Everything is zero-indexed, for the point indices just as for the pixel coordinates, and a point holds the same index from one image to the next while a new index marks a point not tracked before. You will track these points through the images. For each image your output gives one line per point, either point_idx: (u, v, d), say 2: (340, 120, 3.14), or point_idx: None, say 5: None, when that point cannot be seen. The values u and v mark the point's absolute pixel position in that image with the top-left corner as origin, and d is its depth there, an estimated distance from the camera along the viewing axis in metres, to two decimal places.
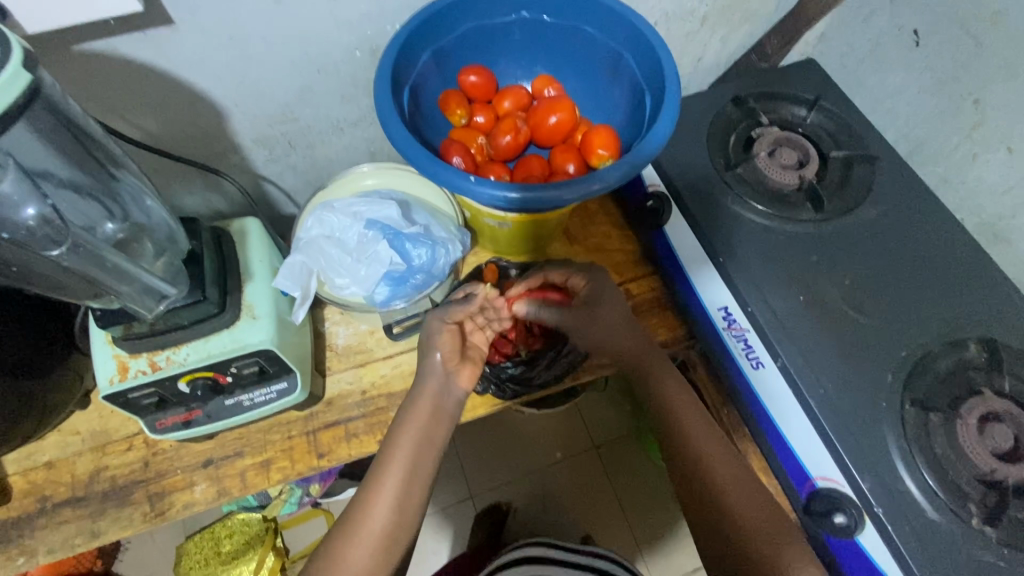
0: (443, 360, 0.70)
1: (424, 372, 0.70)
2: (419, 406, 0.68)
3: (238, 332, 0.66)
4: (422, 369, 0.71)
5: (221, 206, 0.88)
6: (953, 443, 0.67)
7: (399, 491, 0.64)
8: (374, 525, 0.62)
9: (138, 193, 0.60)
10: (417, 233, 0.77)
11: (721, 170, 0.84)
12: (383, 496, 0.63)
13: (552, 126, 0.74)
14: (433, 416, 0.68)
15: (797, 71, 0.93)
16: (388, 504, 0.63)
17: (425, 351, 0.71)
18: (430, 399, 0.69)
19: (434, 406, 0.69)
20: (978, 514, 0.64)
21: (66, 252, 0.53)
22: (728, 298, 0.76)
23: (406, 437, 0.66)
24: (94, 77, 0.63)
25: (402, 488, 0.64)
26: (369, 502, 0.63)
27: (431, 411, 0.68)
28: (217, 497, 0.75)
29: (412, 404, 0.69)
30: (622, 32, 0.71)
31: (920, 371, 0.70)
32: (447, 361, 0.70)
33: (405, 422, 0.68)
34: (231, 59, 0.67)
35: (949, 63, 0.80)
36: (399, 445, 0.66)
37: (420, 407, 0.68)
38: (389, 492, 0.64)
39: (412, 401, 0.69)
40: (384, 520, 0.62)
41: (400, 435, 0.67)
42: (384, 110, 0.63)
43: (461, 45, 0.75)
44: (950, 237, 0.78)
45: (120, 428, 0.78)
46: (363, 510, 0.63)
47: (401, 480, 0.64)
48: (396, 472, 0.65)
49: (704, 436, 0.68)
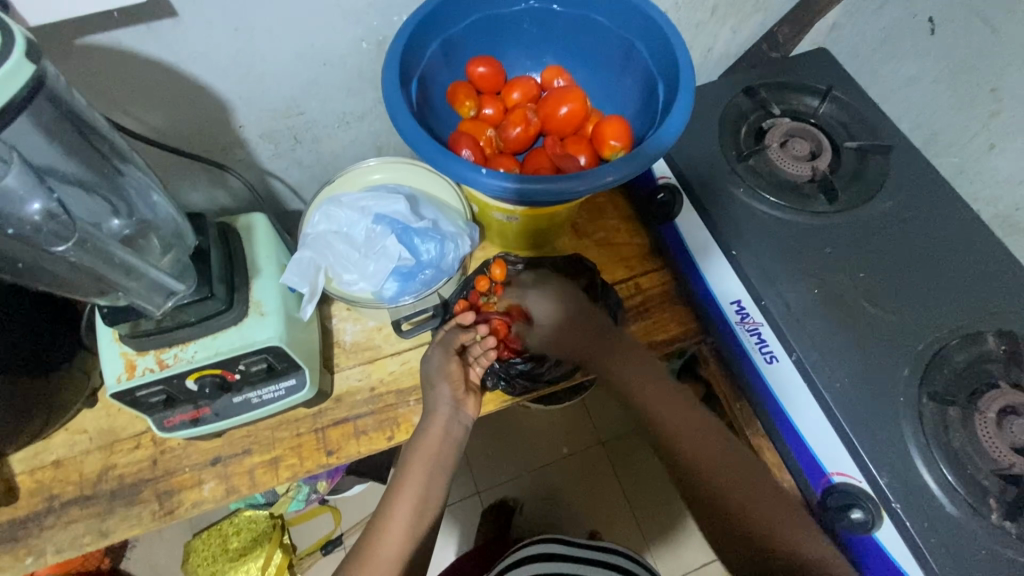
0: (448, 388, 0.73)
1: (433, 401, 0.73)
2: (430, 432, 0.71)
3: (246, 329, 0.65)
4: (429, 397, 0.74)
5: (226, 202, 0.87)
6: (972, 438, 0.66)
7: (414, 514, 0.66)
8: (389, 550, 0.63)
9: (144, 188, 0.59)
10: (425, 228, 0.76)
11: (733, 161, 0.83)
12: (398, 521, 0.65)
13: (562, 118, 0.73)
14: (444, 442, 0.71)
15: (809, 61, 0.91)
16: (404, 527, 0.65)
17: (432, 381, 0.73)
18: (441, 427, 0.72)
19: (446, 432, 0.72)
20: (997, 510, 0.63)
21: (73, 248, 0.52)
22: (741, 291, 0.75)
23: (419, 462, 0.69)
24: (97, 71, 0.62)
25: (416, 512, 0.66)
26: (383, 527, 0.65)
27: (438, 437, 0.71)
28: (226, 495, 0.74)
29: (423, 431, 0.72)
30: (634, 20, 0.70)
31: (938, 364, 0.69)
32: (452, 390, 0.73)
33: (418, 447, 0.70)
34: (236, 52, 0.66)
35: (965, 50, 0.79)
36: (413, 470, 0.69)
37: (431, 432, 0.71)
38: (404, 515, 0.66)
39: (423, 428, 0.72)
40: (400, 543, 0.64)
41: (413, 460, 0.69)
42: (393, 102, 0.62)
43: (469, 36, 0.73)
44: (966, 229, 0.77)
45: (128, 426, 0.77)
46: (378, 533, 0.64)
47: (415, 503, 0.67)
48: (410, 497, 0.67)
49: (684, 424, 0.69)
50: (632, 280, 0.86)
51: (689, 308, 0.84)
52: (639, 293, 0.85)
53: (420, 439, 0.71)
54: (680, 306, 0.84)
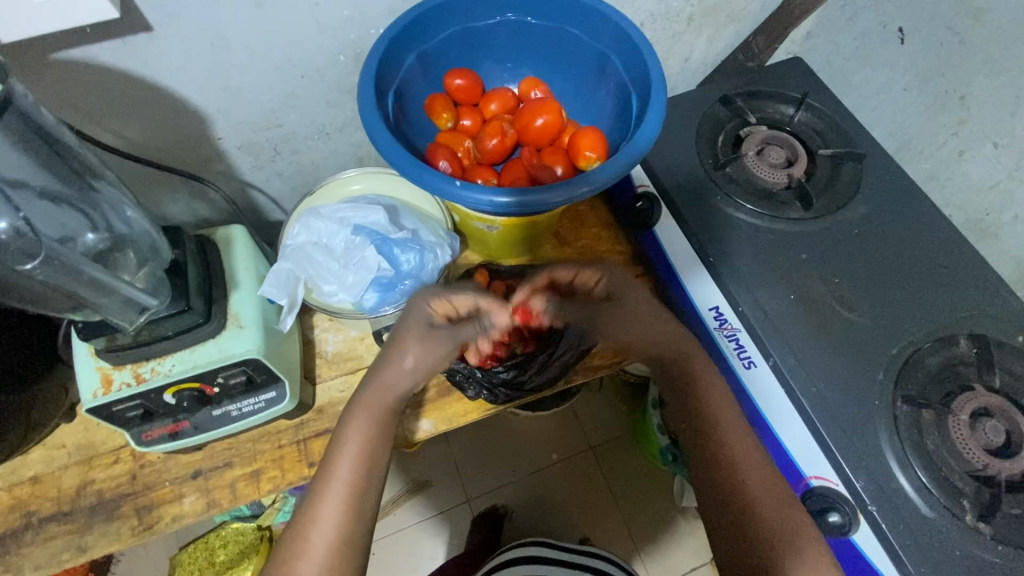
0: (419, 362, 0.68)
1: (387, 367, 0.66)
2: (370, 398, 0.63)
3: (225, 341, 0.65)
4: (380, 365, 0.67)
5: (207, 213, 0.87)
6: (945, 439, 0.67)
7: (352, 489, 0.58)
8: (323, 538, 0.55)
9: (117, 203, 0.59)
10: (405, 238, 0.76)
11: (710, 169, 0.84)
12: (332, 500, 0.57)
13: (539, 129, 0.73)
14: (385, 408, 0.64)
15: (784, 70, 0.93)
16: (340, 507, 0.56)
17: (409, 346, 0.67)
18: (385, 392, 0.65)
19: (390, 398, 0.65)
20: (971, 510, 0.64)
21: (41, 266, 0.51)
22: (719, 298, 0.76)
23: (357, 430, 0.61)
24: (72, 85, 0.62)
25: (355, 488, 0.58)
26: (316, 508, 0.56)
27: (382, 399, 0.64)
28: (206, 509, 0.74)
29: (365, 398, 0.64)
30: (608, 33, 0.71)
31: (911, 367, 0.70)
32: (428, 376, 0.69)
33: (356, 414, 0.62)
34: (212, 65, 0.66)
35: (933, 59, 0.81)
36: (350, 440, 0.60)
37: (373, 398, 0.64)
38: (339, 492, 0.57)
39: (364, 395, 0.65)
40: (336, 524, 0.55)
41: (351, 431, 0.61)
42: (367, 116, 0.62)
43: (445, 48, 0.74)
44: (939, 233, 0.78)
45: (106, 440, 0.76)
46: (309, 516, 0.56)
47: (354, 477, 0.58)
48: (346, 472, 0.58)
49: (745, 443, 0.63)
50: None
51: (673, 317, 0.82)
52: None
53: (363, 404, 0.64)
54: None
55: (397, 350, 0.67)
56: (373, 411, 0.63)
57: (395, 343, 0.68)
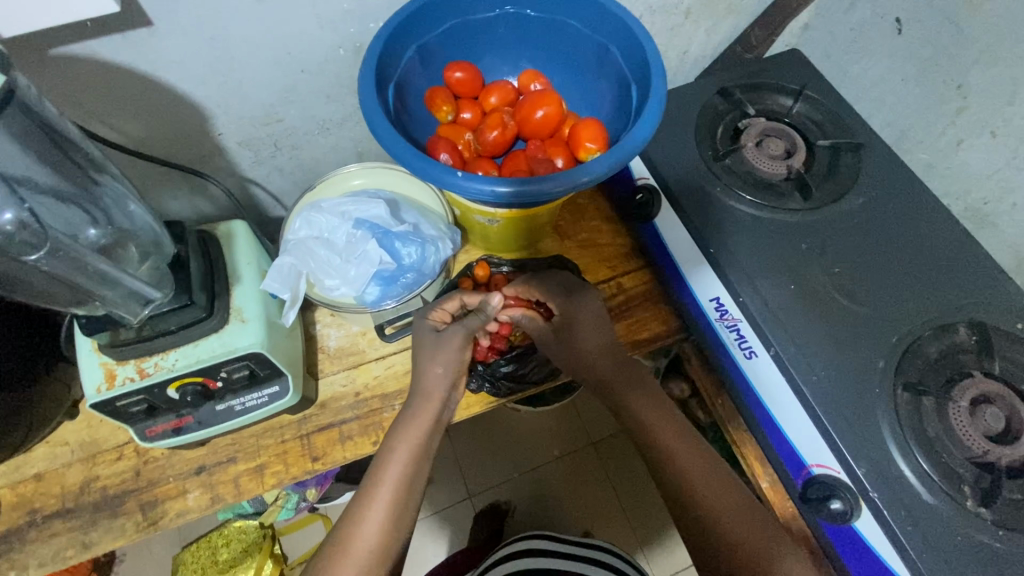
0: (450, 372, 0.72)
1: (427, 382, 0.71)
2: (419, 415, 0.68)
3: (228, 336, 0.65)
4: (421, 380, 0.72)
5: (208, 210, 0.87)
6: (946, 426, 0.68)
7: (397, 502, 0.62)
8: (366, 540, 0.60)
9: (121, 198, 0.59)
10: (406, 232, 0.76)
11: (710, 161, 0.84)
12: (376, 509, 0.62)
13: (539, 121, 0.74)
14: (433, 426, 0.68)
15: (782, 62, 0.93)
16: (385, 518, 0.61)
17: (436, 360, 0.71)
18: (431, 410, 0.69)
19: (434, 418, 0.69)
20: (972, 497, 0.64)
21: (45, 256, 0.51)
22: (719, 289, 0.76)
23: (404, 448, 0.66)
24: (72, 81, 0.62)
25: (399, 500, 0.63)
26: (363, 515, 0.61)
27: (429, 415, 0.69)
28: (211, 504, 0.74)
29: (412, 415, 0.69)
30: (607, 25, 0.71)
31: (911, 355, 0.71)
32: (455, 375, 0.72)
33: (404, 431, 0.67)
34: (213, 60, 0.66)
35: (931, 49, 0.81)
36: (398, 456, 0.65)
37: (421, 416, 0.69)
38: (383, 504, 0.62)
39: (411, 411, 0.69)
40: (381, 531, 0.61)
41: (399, 449, 0.66)
42: (369, 108, 0.62)
43: (445, 42, 0.74)
44: (937, 222, 0.79)
45: (110, 437, 0.77)
46: (356, 524, 0.61)
47: (399, 490, 0.63)
48: (390, 487, 0.63)
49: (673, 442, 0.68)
50: (614, 280, 0.87)
51: (670, 307, 0.85)
52: (621, 292, 0.86)
53: (410, 420, 0.69)
54: (660, 306, 0.85)
55: (428, 363, 0.72)
56: (418, 427, 0.68)
57: (424, 352, 0.73)
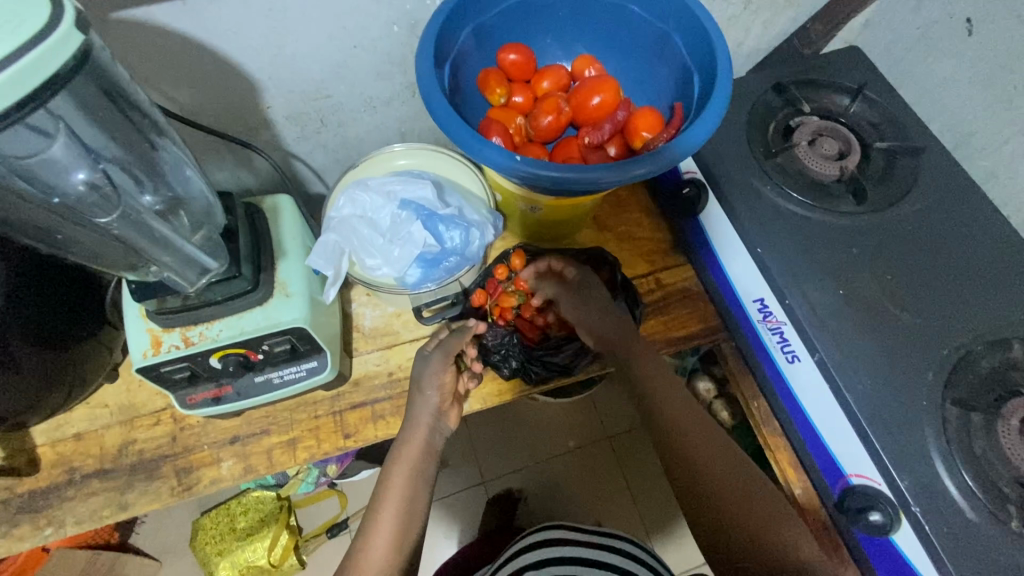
0: (435, 400, 0.71)
1: (415, 411, 0.71)
2: (408, 441, 0.68)
3: (271, 309, 0.65)
4: (409, 409, 0.72)
5: (250, 182, 0.88)
6: (994, 444, 0.66)
7: (399, 524, 0.63)
8: (375, 563, 0.60)
9: (178, 163, 0.58)
10: (451, 216, 0.76)
11: (761, 158, 0.82)
12: (379, 538, 0.62)
13: (594, 108, 0.73)
14: (424, 453, 0.68)
15: (841, 59, 0.90)
16: (387, 542, 0.62)
17: (422, 387, 0.71)
18: (422, 436, 0.69)
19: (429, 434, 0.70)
20: (1017, 517, 0.62)
21: (116, 220, 0.52)
22: (765, 290, 0.75)
23: (401, 472, 0.67)
24: (130, 46, 0.62)
25: (401, 522, 0.63)
26: (365, 544, 0.62)
27: (418, 442, 0.69)
28: (244, 474, 0.75)
29: (401, 442, 0.69)
30: (672, 11, 0.69)
31: (962, 369, 0.69)
32: (439, 401, 0.72)
33: (398, 458, 0.68)
34: (269, 30, 0.65)
35: (1005, 52, 0.77)
36: (394, 483, 0.66)
37: (411, 442, 0.69)
38: (389, 528, 0.62)
39: (403, 438, 0.70)
40: (385, 556, 0.61)
41: (394, 475, 0.67)
42: (426, 85, 0.61)
43: (501, 22, 0.73)
44: (997, 233, 0.76)
45: (148, 402, 0.78)
46: (361, 548, 0.62)
47: (397, 511, 0.64)
48: (392, 510, 0.64)
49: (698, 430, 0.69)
50: (653, 275, 0.86)
51: (710, 305, 0.84)
52: (659, 288, 0.85)
53: (398, 452, 0.68)
54: (701, 303, 0.84)
55: (416, 393, 0.72)
56: (409, 459, 0.68)
57: (413, 383, 0.73)
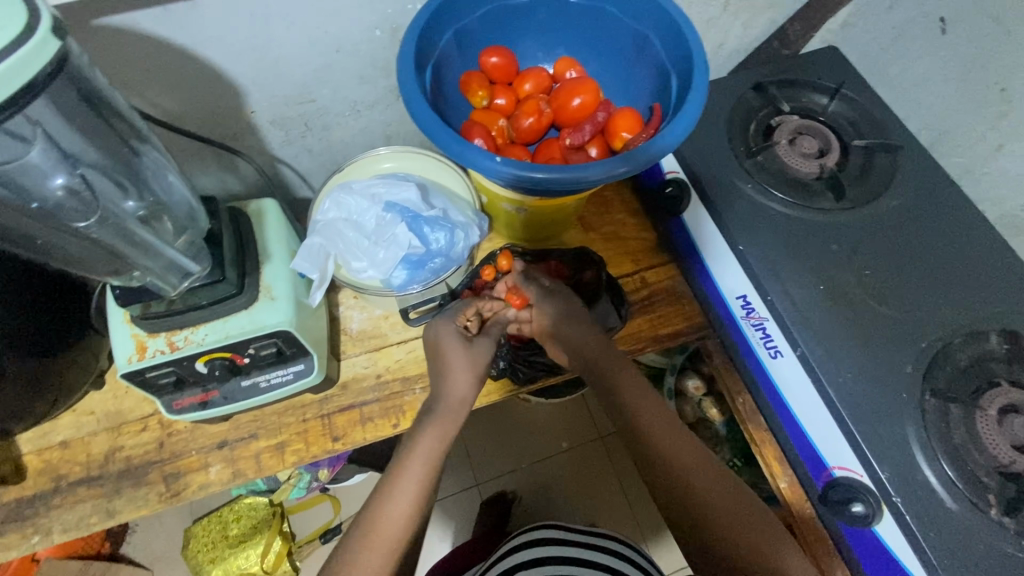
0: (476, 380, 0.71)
1: (455, 382, 0.70)
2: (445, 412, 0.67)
3: (256, 313, 0.65)
4: (446, 375, 0.70)
5: (236, 187, 0.88)
6: (972, 434, 0.67)
7: (422, 495, 0.61)
8: (391, 529, 0.58)
9: (160, 169, 0.58)
10: (435, 217, 0.77)
11: (742, 157, 0.83)
12: (399, 502, 0.60)
13: (575, 109, 0.74)
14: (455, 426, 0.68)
15: (819, 59, 0.92)
16: (406, 510, 0.60)
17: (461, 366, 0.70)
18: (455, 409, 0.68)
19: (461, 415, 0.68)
20: (996, 505, 0.63)
21: (94, 225, 0.53)
22: (747, 287, 0.76)
23: (429, 441, 0.65)
24: (112, 53, 0.62)
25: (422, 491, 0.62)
26: (383, 506, 0.60)
27: (454, 416, 0.68)
28: (232, 478, 0.75)
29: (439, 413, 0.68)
30: (650, 13, 0.70)
31: (940, 361, 0.70)
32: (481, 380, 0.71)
33: (430, 426, 0.66)
34: (252, 35, 0.66)
35: (977, 49, 0.79)
36: (422, 448, 0.64)
37: (445, 414, 0.68)
38: (410, 496, 0.61)
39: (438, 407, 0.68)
40: (402, 524, 0.59)
41: (423, 439, 0.65)
42: (407, 88, 0.62)
43: (483, 25, 0.74)
44: (972, 228, 0.77)
45: (135, 409, 0.78)
46: (379, 509, 0.60)
47: (418, 491, 0.61)
48: (417, 477, 0.62)
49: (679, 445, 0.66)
50: (639, 274, 0.87)
51: (696, 303, 0.85)
52: (645, 287, 0.86)
53: (431, 419, 0.67)
54: (685, 302, 0.85)
55: (453, 365, 0.70)
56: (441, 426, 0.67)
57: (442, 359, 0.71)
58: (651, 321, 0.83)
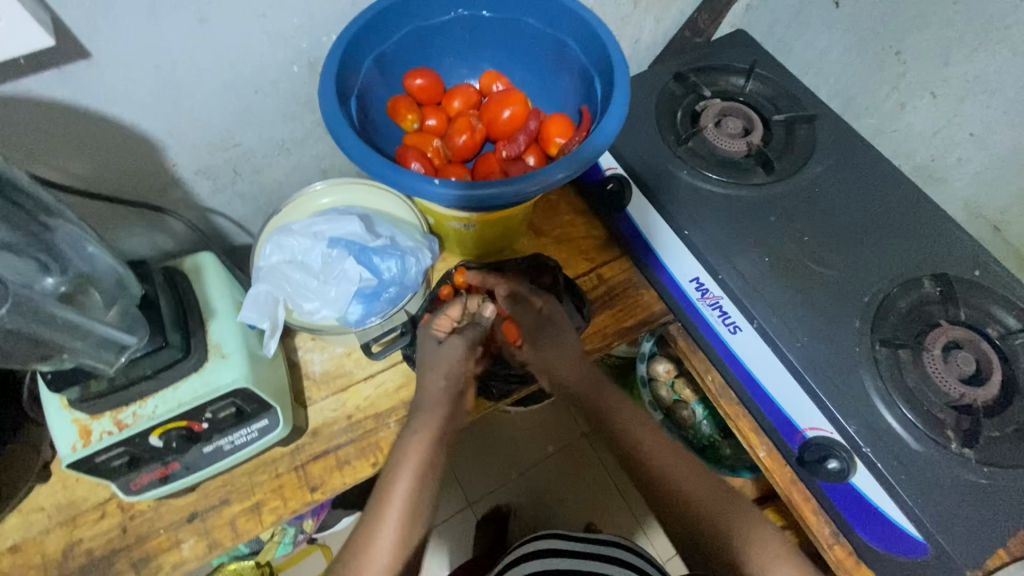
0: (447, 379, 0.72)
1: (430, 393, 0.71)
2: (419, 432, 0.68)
3: (208, 375, 0.62)
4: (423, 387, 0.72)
5: (169, 245, 0.83)
6: (923, 375, 0.71)
7: (404, 526, 0.64)
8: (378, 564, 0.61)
9: (77, 241, 0.55)
10: (384, 246, 0.75)
11: (674, 145, 0.86)
12: (384, 535, 0.63)
13: (506, 120, 0.74)
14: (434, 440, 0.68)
15: (730, 43, 0.96)
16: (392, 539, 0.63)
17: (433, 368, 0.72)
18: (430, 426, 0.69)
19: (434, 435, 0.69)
20: (955, 439, 0.67)
21: (7, 314, 0.48)
22: (698, 269, 0.78)
23: (405, 471, 0.66)
24: (11, 124, 0.58)
25: (405, 521, 0.64)
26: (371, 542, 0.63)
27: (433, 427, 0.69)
28: (209, 551, 0.71)
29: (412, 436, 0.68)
30: (564, 20, 0.71)
31: (884, 313, 0.74)
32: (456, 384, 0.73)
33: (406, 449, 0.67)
34: (161, 87, 0.63)
35: (870, 18, 0.85)
36: (400, 476, 0.65)
37: (423, 432, 0.68)
38: (392, 527, 0.63)
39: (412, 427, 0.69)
40: (388, 557, 0.62)
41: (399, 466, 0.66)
42: (333, 121, 0.60)
43: (402, 48, 0.73)
44: (892, 182, 0.83)
45: (89, 496, 0.72)
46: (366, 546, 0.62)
47: (402, 518, 0.64)
48: (400, 506, 0.64)
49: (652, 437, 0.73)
50: (595, 271, 0.88)
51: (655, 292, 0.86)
52: (603, 283, 0.87)
53: (409, 440, 0.68)
54: (643, 291, 0.86)
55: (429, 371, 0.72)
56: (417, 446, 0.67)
57: (423, 363, 0.73)
58: (614, 315, 0.84)
